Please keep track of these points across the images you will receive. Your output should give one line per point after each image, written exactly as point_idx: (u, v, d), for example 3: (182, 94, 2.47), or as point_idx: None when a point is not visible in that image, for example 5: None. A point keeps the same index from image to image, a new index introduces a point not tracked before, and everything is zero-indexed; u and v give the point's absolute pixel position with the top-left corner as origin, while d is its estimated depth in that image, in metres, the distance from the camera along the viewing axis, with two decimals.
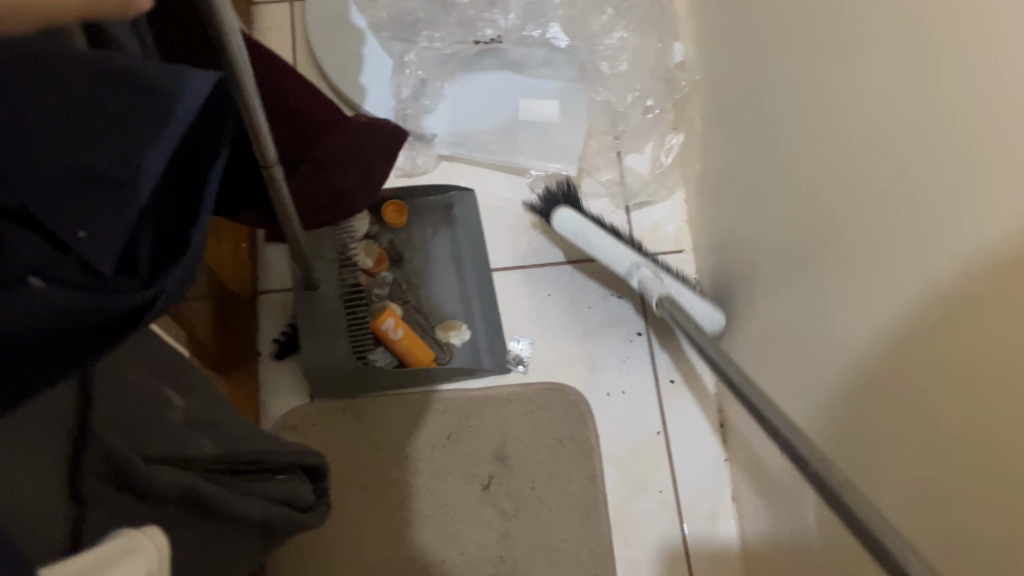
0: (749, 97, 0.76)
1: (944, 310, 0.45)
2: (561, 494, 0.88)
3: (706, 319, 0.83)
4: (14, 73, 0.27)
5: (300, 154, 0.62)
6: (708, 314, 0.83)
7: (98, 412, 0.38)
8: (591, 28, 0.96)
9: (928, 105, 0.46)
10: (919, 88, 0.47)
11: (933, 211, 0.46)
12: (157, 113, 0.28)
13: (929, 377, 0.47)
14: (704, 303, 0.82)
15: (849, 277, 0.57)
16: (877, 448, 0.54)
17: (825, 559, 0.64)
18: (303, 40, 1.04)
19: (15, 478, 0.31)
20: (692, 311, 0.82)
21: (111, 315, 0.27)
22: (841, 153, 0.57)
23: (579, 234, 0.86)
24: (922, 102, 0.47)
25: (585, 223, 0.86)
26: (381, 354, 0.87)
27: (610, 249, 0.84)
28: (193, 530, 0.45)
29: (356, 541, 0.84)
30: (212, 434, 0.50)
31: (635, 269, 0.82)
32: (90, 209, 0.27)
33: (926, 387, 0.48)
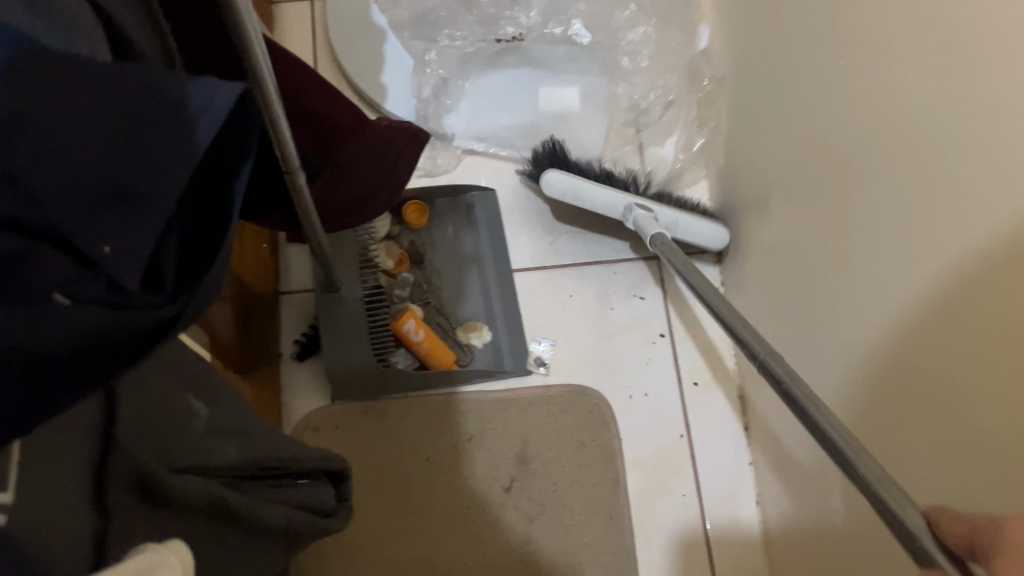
0: (773, 96, 0.75)
1: (985, 321, 0.44)
2: (584, 497, 0.87)
3: (706, 238, 0.88)
4: (40, 86, 0.26)
5: (322, 156, 0.62)
6: (709, 232, 0.88)
7: (122, 421, 0.37)
8: (613, 25, 0.93)
9: (971, 111, 0.45)
10: (961, 89, 0.46)
11: (973, 218, 0.45)
12: (182, 128, 0.28)
13: (967, 385, 0.46)
14: (703, 223, 0.87)
15: (876, 281, 0.56)
16: (907, 456, 0.53)
17: (853, 567, 0.63)
18: (324, 40, 1.03)
19: (41, 495, 0.31)
20: (694, 233, 0.87)
21: (136, 332, 0.27)
22: (870, 156, 0.56)
23: (571, 193, 0.87)
24: (963, 103, 0.45)
25: (574, 180, 0.86)
26: (401, 356, 0.87)
27: (606, 197, 0.86)
28: (216, 539, 0.45)
29: (378, 543, 0.84)
30: (236, 441, 0.49)
31: (630, 212, 0.86)
32: (117, 225, 0.27)
33: (966, 396, 0.46)
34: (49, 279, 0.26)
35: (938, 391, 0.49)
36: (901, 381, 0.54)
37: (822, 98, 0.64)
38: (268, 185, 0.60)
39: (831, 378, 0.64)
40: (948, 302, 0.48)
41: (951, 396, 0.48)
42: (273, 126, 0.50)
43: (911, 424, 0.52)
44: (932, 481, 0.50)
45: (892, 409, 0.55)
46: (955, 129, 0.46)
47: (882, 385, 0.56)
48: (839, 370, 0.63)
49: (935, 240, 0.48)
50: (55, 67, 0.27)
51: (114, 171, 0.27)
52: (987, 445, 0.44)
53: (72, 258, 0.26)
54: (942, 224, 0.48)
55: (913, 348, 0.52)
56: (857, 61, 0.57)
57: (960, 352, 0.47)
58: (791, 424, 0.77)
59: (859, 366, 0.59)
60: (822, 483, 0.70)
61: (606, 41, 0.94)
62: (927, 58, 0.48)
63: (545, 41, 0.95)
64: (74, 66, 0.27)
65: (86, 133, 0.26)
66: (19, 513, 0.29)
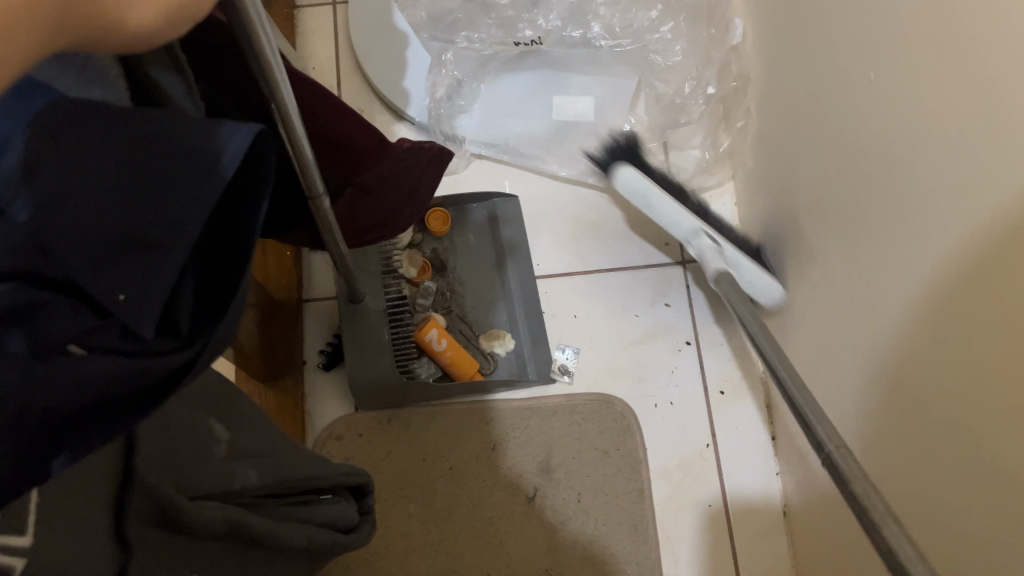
0: (811, 104, 0.73)
1: None
2: (608, 507, 0.86)
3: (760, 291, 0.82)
4: (53, 138, 0.26)
5: (346, 178, 0.63)
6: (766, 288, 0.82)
7: (142, 455, 0.37)
8: (636, 26, 0.86)
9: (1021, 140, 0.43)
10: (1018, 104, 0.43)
11: None
12: (198, 176, 0.28)
13: (1015, 414, 0.45)
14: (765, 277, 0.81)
15: (920, 302, 0.54)
16: (954, 479, 0.52)
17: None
18: (347, 44, 1.03)
19: (64, 541, 0.31)
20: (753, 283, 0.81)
21: (154, 379, 0.27)
22: (915, 171, 0.54)
23: (639, 194, 0.81)
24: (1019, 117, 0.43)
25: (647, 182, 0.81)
26: (425, 366, 0.88)
27: (672, 212, 0.80)
28: (241, 563, 0.45)
29: (402, 553, 0.84)
30: (259, 463, 0.49)
31: (697, 236, 0.80)
32: (131, 275, 0.27)
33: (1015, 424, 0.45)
34: (60, 330, 0.26)
35: (986, 423, 0.48)
36: (941, 400, 0.53)
37: (863, 110, 0.62)
38: (292, 205, 0.61)
39: (873, 389, 0.63)
40: (997, 330, 0.46)
41: (999, 425, 0.47)
42: (296, 148, 0.50)
43: (957, 452, 0.51)
44: (978, 507, 0.49)
45: (936, 430, 0.54)
46: (1006, 155, 0.45)
47: (923, 405, 0.55)
48: (878, 386, 0.62)
49: (982, 268, 0.48)
50: (67, 114, 0.27)
51: (124, 223, 0.27)
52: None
53: (88, 307, 0.27)
54: (994, 252, 0.46)
55: (959, 373, 0.50)
56: (903, 73, 0.55)
57: (1010, 380, 0.45)
58: None
59: (900, 383, 0.59)
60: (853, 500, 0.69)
61: (633, 44, 0.88)
62: (981, 83, 0.47)
63: (564, 44, 0.91)
64: (85, 111, 0.27)
65: (98, 184, 0.27)
66: (36, 553, 0.30)
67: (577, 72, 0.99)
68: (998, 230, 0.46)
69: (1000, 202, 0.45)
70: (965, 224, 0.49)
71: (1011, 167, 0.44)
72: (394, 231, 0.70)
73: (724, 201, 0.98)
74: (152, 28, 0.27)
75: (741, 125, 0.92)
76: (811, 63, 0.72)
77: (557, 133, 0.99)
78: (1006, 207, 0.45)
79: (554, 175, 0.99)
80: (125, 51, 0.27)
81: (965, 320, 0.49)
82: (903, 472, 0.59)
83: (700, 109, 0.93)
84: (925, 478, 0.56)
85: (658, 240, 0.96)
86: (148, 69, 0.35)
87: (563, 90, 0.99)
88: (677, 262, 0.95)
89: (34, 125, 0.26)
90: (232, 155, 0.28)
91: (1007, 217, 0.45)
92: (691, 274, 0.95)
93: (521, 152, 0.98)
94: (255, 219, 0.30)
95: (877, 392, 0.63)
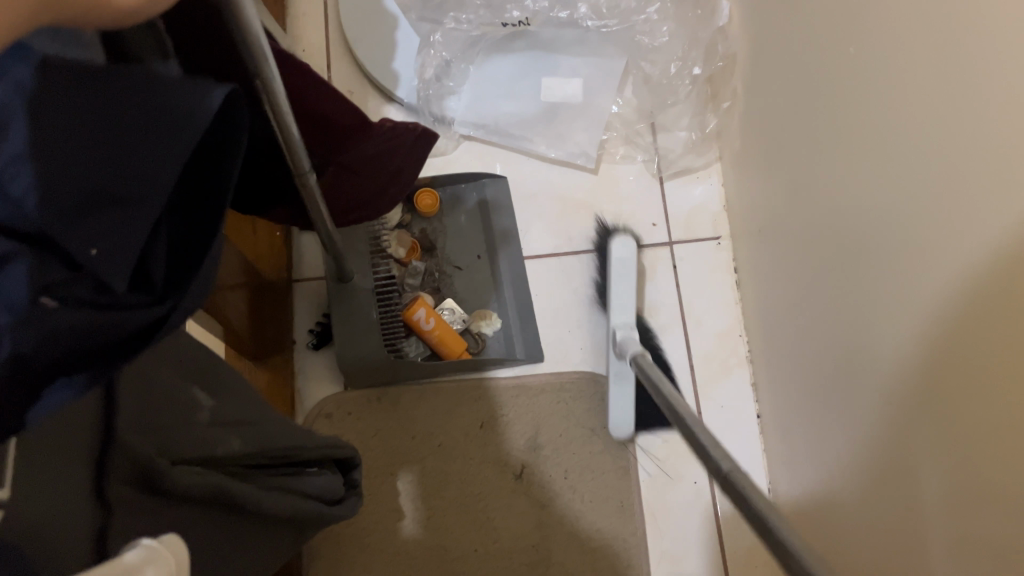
0: (796, 82, 0.73)
1: (1011, 323, 0.44)
2: (595, 484, 0.88)
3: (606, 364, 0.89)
4: (36, 96, 0.27)
5: (327, 156, 0.63)
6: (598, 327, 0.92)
7: (120, 415, 0.38)
8: (624, 7, 0.87)
9: (1012, 122, 0.43)
10: (1004, 85, 0.44)
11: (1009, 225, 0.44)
12: (172, 131, 0.30)
13: (997, 384, 0.46)
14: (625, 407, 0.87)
15: (905, 277, 0.55)
16: (935, 449, 0.53)
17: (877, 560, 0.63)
18: (336, 25, 1.03)
19: (42, 493, 0.32)
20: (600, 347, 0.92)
21: (123, 333, 0.28)
22: (897, 146, 0.55)
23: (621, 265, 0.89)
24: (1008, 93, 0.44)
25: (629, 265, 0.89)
26: (413, 345, 0.89)
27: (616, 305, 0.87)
28: (224, 528, 0.45)
29: (392, 530, 0.85)
30: (242, 432, 0.49)
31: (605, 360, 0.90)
32: (103, 228, 0.28)
33: (994, 394, 0.46)
34: (36, 280, 0.26)
35: (970, 393, 0.48)
36: (924, 372, 0.54)
37: (852, 90, 0.62)
38: (278, 181, 0.61)
39: (857, 364, 0.64)
40: (986, 305, 0.46)
41: (986, 397, 0.47)
42: (282, 129, 0.51)
43: (940, 421, 0.52)
44: (961, 477, 0.50)
45: (921, 399, 0.54)
46: (998, 137, 0.45)
47: (912, 382, 0.55)
48: (863, 359, 0.63)
49: (965, 246, 0.48)
50: (52, 81, 0.28)
51: (100, 176, 0.28)
52: (1017, 442, 0.44)
53: (60, 259, 0.27)
54: (977, 227, 0.47)
55: (943, 345, 0.51)
56: (889, 51, 0.56)
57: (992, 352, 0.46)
58: (808, 414, 0.77)
59: (885, 356, 0.59)
60: (840, 474, 0.70)
61: (620, 23, 0.89)
62: (976, 59, 0.47)
63: (552, 24, 0.91)
64: (67, 76, 0.28)
65: (77, 139, 0.28)
66: (15, 507, 0.31)
67: (564, 54, 1.00)
68: (985, 205, 0.46)
69: (988, 177, 0.46)
70: (952, 203, 0.49)
71: (997, 148, 0.45)
72: (380, 211, 0.71)
73: (711, 181, 0.98)
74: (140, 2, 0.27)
75: (727, 105, 0.93)
76: (796, 42, 0.73)
77: (546, 114, 0.99)
78: (996, 182, 0.45)
79: (542, 156, 0.99)
80: (112, 27, 0.27)
81: (948, 293, 0.50)
82: (887, 443, 0.60)
83: (687, 90, 0.94)
84: (907, 447, 0.57)
85: (646, 220, 0.97)
86: (125, 42, 0.36)
87: (552, 71, 1.00)
88: (664, 242, 0.96)
89: (24, 92, 0.27)
90: (206, 112, 0.30)
91: (994, 194, 0.45)
92: (678, 253, 0.96)
93: (510, 133, 0.99)
94: (229, 185, 0.32)
95: (860, 367, 0.64)
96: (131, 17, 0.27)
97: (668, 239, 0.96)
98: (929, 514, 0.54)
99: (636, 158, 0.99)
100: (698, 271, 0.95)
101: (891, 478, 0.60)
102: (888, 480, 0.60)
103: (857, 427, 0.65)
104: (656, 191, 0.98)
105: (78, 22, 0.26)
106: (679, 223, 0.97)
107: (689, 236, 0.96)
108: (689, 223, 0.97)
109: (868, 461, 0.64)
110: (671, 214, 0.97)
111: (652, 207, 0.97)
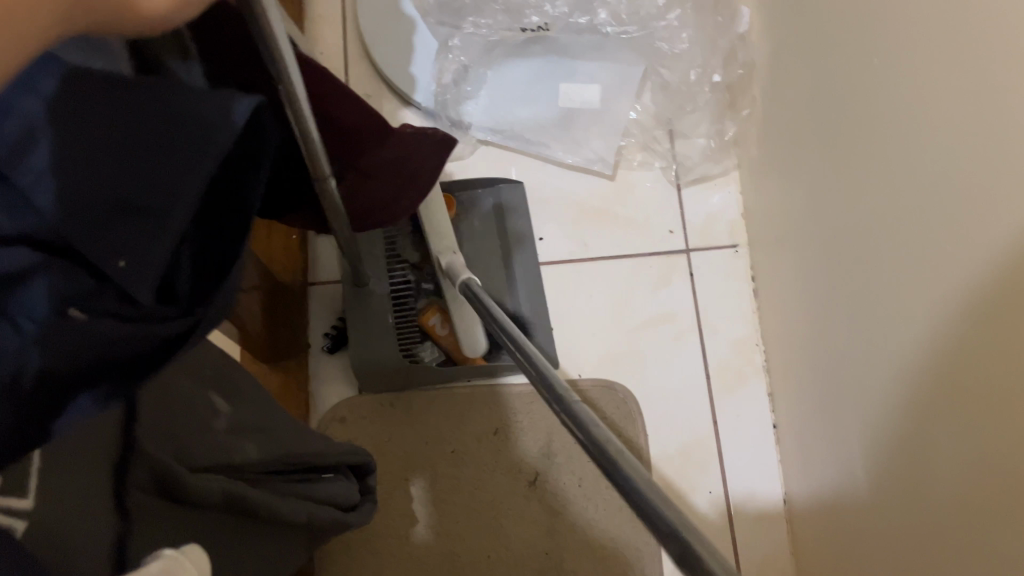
0: (816, 90, 0.73)
1: None
2: (610, 492, 0.87)
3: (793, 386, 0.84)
4: (60, 108, 0.28)
5: (348, 162, 0.63)
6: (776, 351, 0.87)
7: (142, 425, 0.38)
8: (642, 13, 0.90)
9: None
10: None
11: None
12: (198, 142, 0.30)
13: (1015, 397, 0.45)
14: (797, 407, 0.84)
15: (923, 290, 0.54)
16: (950, 460, 0.53)
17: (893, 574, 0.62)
18: (354, 28, 1.03)
19: (66, 503, 0.32)
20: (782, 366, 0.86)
21: (151, 344, 0.28)
22: (917, 156, 0.54)
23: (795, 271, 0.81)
24: None
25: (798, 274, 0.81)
26: (428, 350, 0.87)
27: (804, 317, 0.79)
28: (240, 535, 0.45)
29: (404, 536, 0.85)
30: (260, 440, 0.49)
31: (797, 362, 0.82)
32: (129, 240, 0.28)
33: (1010, 410, 0.46)
34: (58, 295, 0.26)
35: (990, 407, 0.48)
36: (942, 387, 0.53)
37: (874, 101, 0.61)
38: (296, 187, 0.61)
39: (874, 378, 0.63)
40: (1004, 317, 0.46)
41: (1005, 413, 0.46)
42: (303, 131, 0.50)
43: (957, 435, 0.52)
44: (977, 493, 0.49)
45: (938, 415, 0.54)
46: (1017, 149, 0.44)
47: (927, 394, 0.55)
48: (880, 375, 0.62)
49: (984, 255, 0.48)
50: (76, 90, 0.28)
51: (125, 189, 0.28)
52: None
53: (85, 271, 0.27)
54: (998, 240, 0.46)
55: (962, 359, 0.50)
56: (909, 61, 0.56)
57: (1011, 367, 0.45)
58: (825, 428, 0.76)
59: (901, 373, 0.58)
60: (856, 488, 0.69)
61: (640, 30, 0.92)
62: (991, 68, 0.47)
63: (571, 30, 0.93)
64: (92, 85, 0.28)
65: (102, 152, 0.28)
66: (38, 520, 0.31)
67: (581, 59, 1.00)
68: (1005, 219, 0.45)
69: (1007, 191, 0.45)
70: (974, 216, 0.48)
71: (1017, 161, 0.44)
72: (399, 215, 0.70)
73: (729, 189, 0.98)
74: (167, 15, 0.27)
75: (746, 113, 0.92)
76: (816, 50, 0.72)
77: (563, 119, 0.99)
78: (1011, 190, 0.45)
79: (559, 162, 0.98)
80: (141, 37, 0.27)
81: (960, 305, 0.50)
82: (901, 454, 0.59)
83: (706, 97, 0.95)
84: (923, 460, 0.56)
85: (663, 227, 0.96)
86: (152, 53, 0.36)
87: (569, 77, 1.00)
88: (682, 250, 0.96)
89: (48, 104, 0.27)
90: (232, 122, 0.30)
91: (1013, 206, 0.45)
92: (695, 261, 0.95)
93: (527, 139, 0.98)
94: (250, 200, 0.32)
95: (877, 380, 0.63)
96: (157, 28, 0.27)
97: (685, 247, 0.96)
98: (945, 531, 0.54)
99: (654, 165, 0.98)
100: (716, 280, 0.95)
101: (908, 495, 0.59)
102: (905, 495, 0.60)
103: (873, 441, 0.64)
104: (673, 198, 0.97)
105: (104, 32, 0.26)
106: (697, 231, 0.96)
107: (706, 242, 0.96)
108: (706, 230, 0.96)
109: (884, 476, 0.63)
110: (689, 223, 0.97)
111: (669, 214, 0.97)
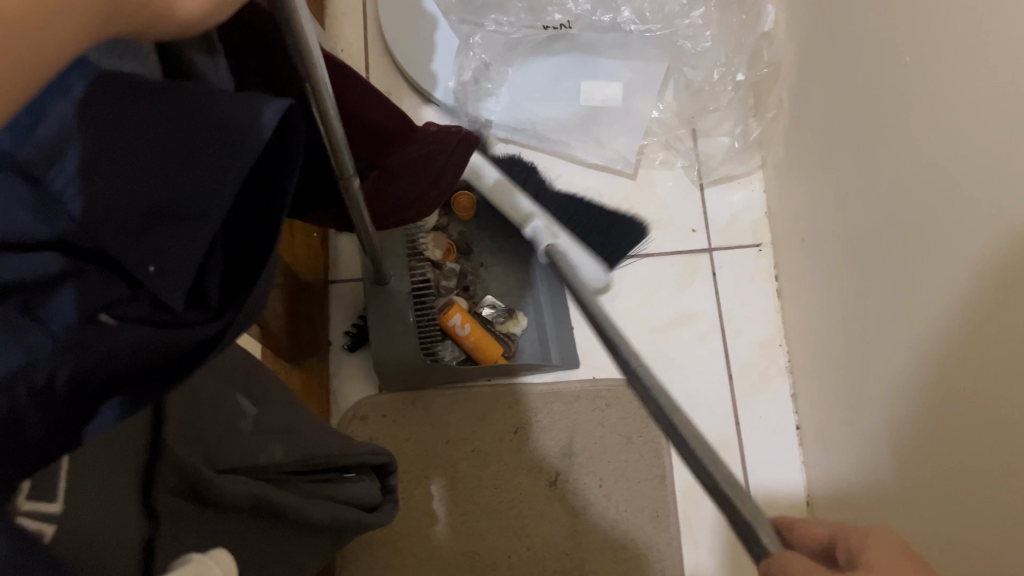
0: (841, 90, 0.72)
1: None
2: (631, 493, 0.87)
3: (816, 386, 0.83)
4: (93, 111, 0.27)
5: (373, 160, 0.62)
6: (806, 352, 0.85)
7: (171, 428, 0.38)
8: (667, 10, 0.91)
9: None
10: None
11: None
12: (230, 146, 0.29)
13: None
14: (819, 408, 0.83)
15: (950, 294, 0.54)
16: (974, 466, 0.52)
17: None
18: (375, 26, 1.02)
19: (94, 504, 0.32)
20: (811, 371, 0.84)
21: (181, 350, 0.27)
22: (944, 156, 0.53)
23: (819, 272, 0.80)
24: None
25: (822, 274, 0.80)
26: (448, 349, 0.88)
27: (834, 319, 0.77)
28: (265, 536, 0.45)
29: (424, 535, 0.85)
30: (285, 440, 0.49)
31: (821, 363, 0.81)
32: (161, 245, 0.28)
33: None
34: (88, 302, 0.26)
35: (1016, 412, 0.47)
36: (966, 391, 0.52)
37: (899, 100, 0.60)
38: (321, 185, 0.60)
39: (897, 381, 0.63)
40: None
41: None
42: (328, 129, 0.49)
43: (980, 440, 0.51)
44: (1003, 499, 0.48)
45: (961, 420, 0.53)
46: None
47: (950, 398, 0.54)
48: (904, 379, 0.61)
49: (1013, 258, 0.47)
50: (107, 93, 0.28)
51: (158, 192, 0.28)
52: None
53: (118, 276, 0.28)
54: None
55: (988, 365, 0.49)
56: (936, 61, 0.54)
57: None
58: (848, 431, 0.75)
59: (924, 377, 0.57)
60: (877, 493, 0.68)
61: (664, 28, 0.93)
62: (1016, 70, 0.46)
63: (594, 29, 0.94)
64: (123, 87, 0.28)
65: (134, 156, 0.28)
66: (67, 521, 0.31)
67: (604, 57, 1.00)
68: None
69: None
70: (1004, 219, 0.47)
71: None
72: (420, 214, 0.70)
73: (752, 188, 0.97)
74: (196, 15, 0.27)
75: (771, 113, 0.91)
76: (842, 50, 0.71)
77: (585, 118, 0.99)
78: None
79: (580, 161, 0.98)
80: (169, 37, 0.27)
81: (986, 308, 0.50)
82: (924, 459, 0.59)
83: (729, 96, 0.94)
84: (946, 464, 0.55)
85: (685, 227, 0.95)
86: (183, 54, 0.36)
87: (591, 76, 1.00)
88: (704, 249, 0.95)
89: (80, 106, 0.27)
90: (263, 126, 0.30)
91: None
92: (717, 261, 0.94)
93: (548, 138, 0.98)
94: (284, 195, 0.32)
95: (900, 384, 0.62)
96: (183, 30, 0.27)
97: (707, 246, 0.95)
98: (964, 538, 0.53)
99: (676, 164, 0.98)
100: (738, 280, 0.94)
101: (930, 500, 0.58)
102: (927, 500, 0.59)
103: (896, 446, 0.64)
104: (695, 198, 0.97)
105: (134, 32, 0.25)
106: (720, 233, 0.95)
107: (730, 242, 0.95)
108: (729, 230, 0.95)
109: (906, 482, 0.62)
110: (711, 223, 0.96)
111: (691, 214, 0.96)
